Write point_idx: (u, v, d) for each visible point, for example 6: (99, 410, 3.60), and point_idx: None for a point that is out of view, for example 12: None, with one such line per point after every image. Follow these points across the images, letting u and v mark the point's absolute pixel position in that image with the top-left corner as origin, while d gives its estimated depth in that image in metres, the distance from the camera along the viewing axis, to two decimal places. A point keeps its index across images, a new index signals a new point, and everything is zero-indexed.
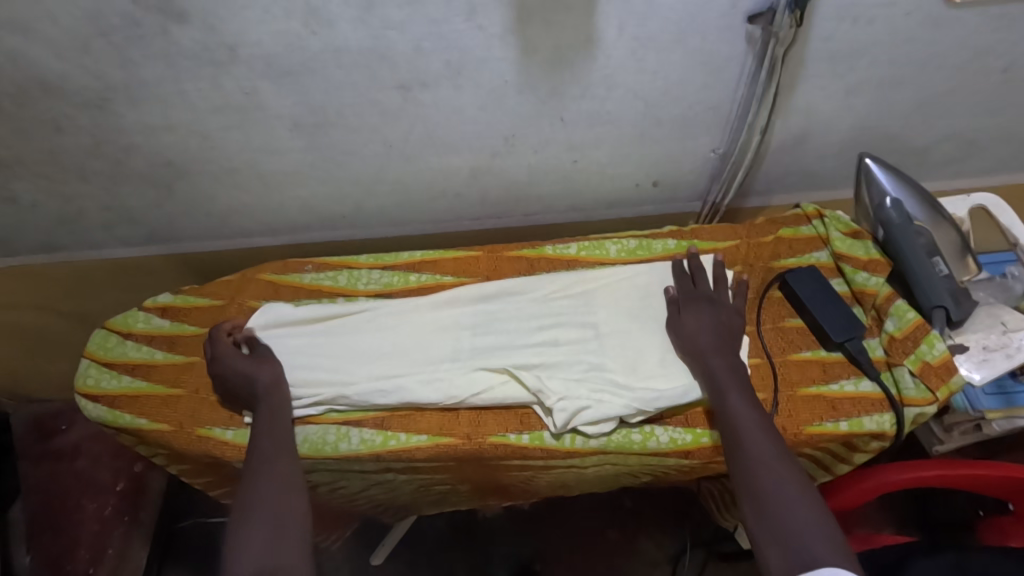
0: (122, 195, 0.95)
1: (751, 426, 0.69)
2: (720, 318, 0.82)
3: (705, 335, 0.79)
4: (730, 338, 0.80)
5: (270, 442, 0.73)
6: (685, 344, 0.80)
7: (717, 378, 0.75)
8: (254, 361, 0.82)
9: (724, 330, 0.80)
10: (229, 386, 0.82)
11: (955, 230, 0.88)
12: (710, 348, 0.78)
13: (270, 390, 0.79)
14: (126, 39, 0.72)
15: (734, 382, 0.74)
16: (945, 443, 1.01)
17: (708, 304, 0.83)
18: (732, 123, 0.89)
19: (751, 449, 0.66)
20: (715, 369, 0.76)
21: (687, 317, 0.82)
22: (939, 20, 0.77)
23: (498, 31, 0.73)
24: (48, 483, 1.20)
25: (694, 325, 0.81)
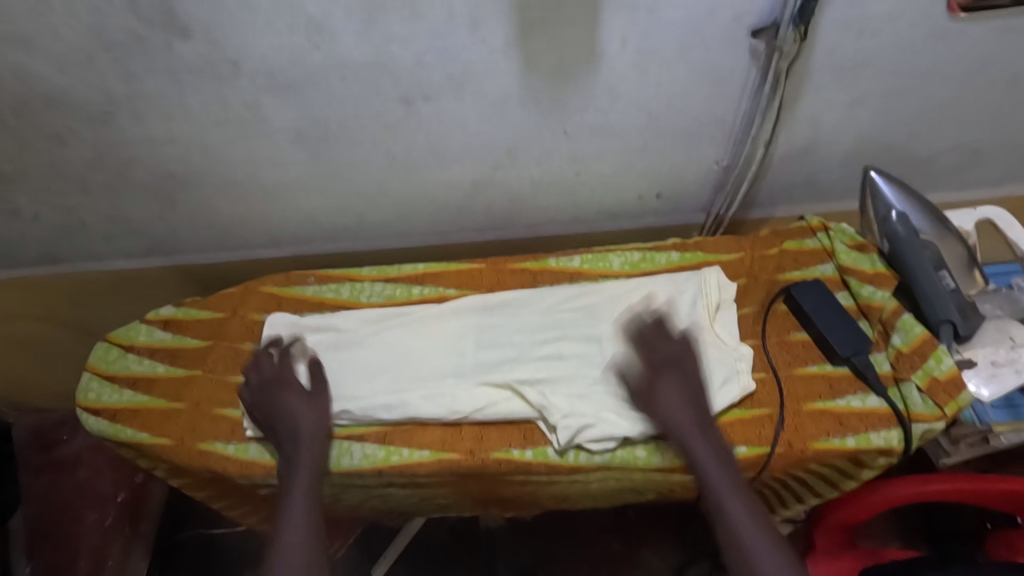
0: (125, 207, 0.95)
1: (754, 529, 0.66)
2: (692, 386, 0.75)
3: (684, 414, 0.73)
4: (704, 413, 0.74)
5: (303, 500, 0.72)
6: (665, 427, 0.74)
7: (706, 471, 0.70)
8: (309, 402, 0.80)
9: (698, 401, 0.74)
10: (274, 413, 0.78)
11: (961, 243, 0.88)
12: (693, 431, 0.72)
13: (309, 440, 0.77)
14: (129, 53, 0.72)
15: (725, 474, 0.70)
16: (952, 455, 0.99)
17: (674, 370, 0.76)
18: (736, 135, 0.89)
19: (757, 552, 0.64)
20: (703, 460, 0.71)
21: (659, 392, 0.74)
22: (944, 31, 0.77)
23: (501, 45, 0.73)
24: (49, 492, 1.19)
25: (670, 402, 0.74)
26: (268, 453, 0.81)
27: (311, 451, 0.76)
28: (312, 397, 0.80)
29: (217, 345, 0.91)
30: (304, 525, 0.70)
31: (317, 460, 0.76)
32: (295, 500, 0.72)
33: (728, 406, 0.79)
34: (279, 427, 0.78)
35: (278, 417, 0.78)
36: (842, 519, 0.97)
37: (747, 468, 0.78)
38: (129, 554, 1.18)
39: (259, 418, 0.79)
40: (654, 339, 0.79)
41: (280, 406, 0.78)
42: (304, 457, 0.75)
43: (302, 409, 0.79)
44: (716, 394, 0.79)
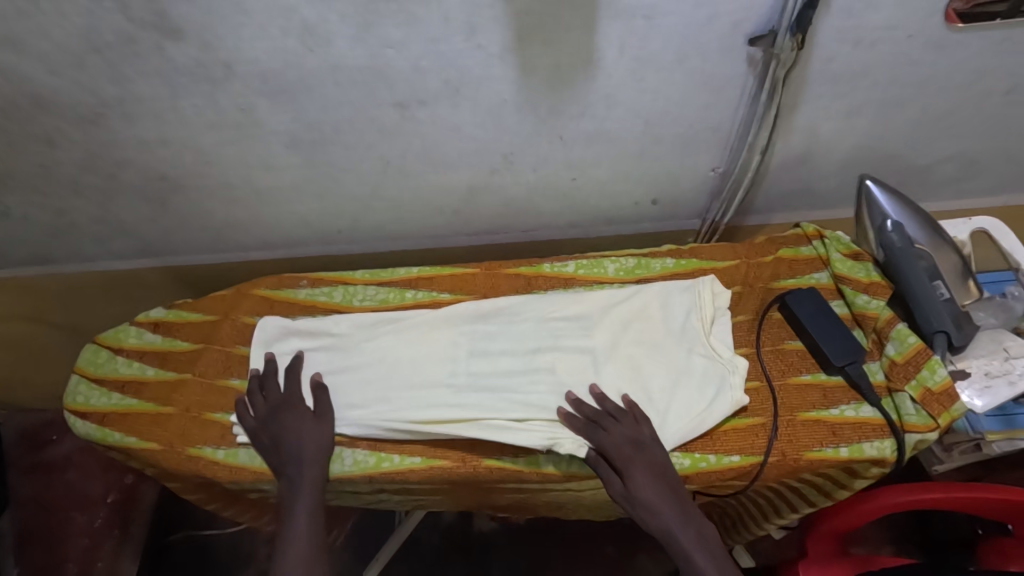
0: (116, 209, 0.94)
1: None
2: (659, 469, 0.74)
3: (661, 503, 0.71)
4: (681, 496, 0.73)
5: (307, 523, 0.72)
6: (644, 514, 0.71)
7: (694, 557, 0.68)
8: (314, 425, 0.79)
9: (671, 484, 0.73)
10: (279, 436, 0.78)
11: (956, 254, 0.87)
12: (673, 517, 0.71)
13: (313, 462, 0.77)
14: (120, 55, 0.71)
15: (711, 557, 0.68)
16: (945, 463, 1.00)
17: (637, 456, 0.74)
18: (732, 143, 0.89)
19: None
20: (688, 546, 0.69)
21: (631, 482, 0.72)
22: (942, 42, 0.77)
23: (497, 51, 0.72)
24: (38, 494, 1.18)
25: (644, 493, 0.71)
26: (258, 459, 0.81)
27: (314, 473, 0.76)
28: (316, 419, 0.80)
29: (208, 349, 0.90)
30: (306, 550, 0.71)
31: (319, 481, 0.76)
32: (298, 522, 0.72)
33: (722, 417, 0.79)
34: (282, 451, 0.77)
35: (282, 440, 0.78)
36: (836, 526, 0.97)
37: (739, 477, 0.77)
38: (120, 556, 1.15)
39: (262, 444, 0.79)
40: (607, 423, 0.76)
41: (286, 428, 0.79)
42: (305, 479, 0.75)
43: (306, 431, 0.79)
44: (710, 406, 0.79)
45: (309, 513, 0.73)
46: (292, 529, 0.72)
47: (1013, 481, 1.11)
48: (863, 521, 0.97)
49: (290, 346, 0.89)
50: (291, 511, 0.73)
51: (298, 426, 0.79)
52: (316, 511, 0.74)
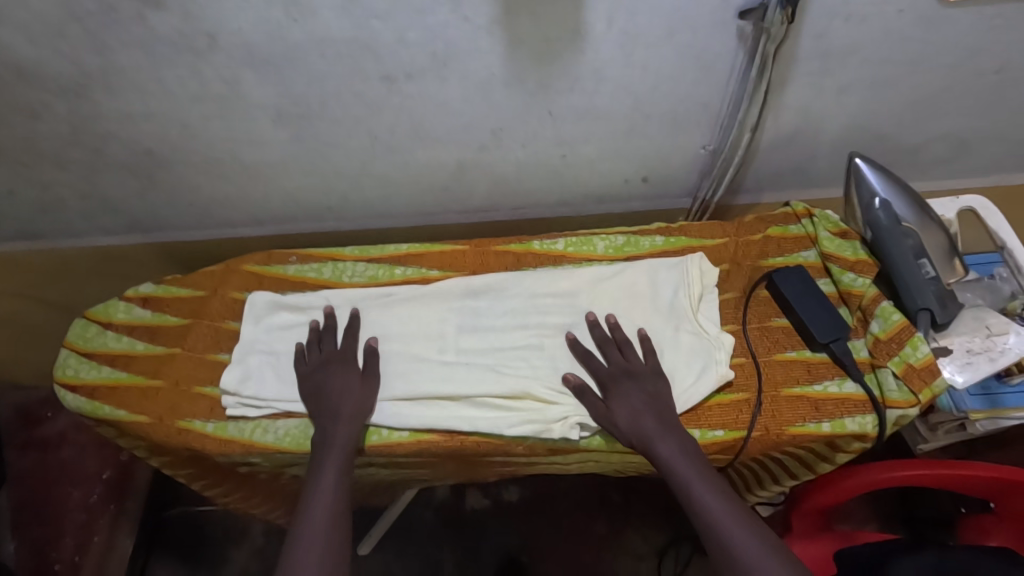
0: (103, 184, 0.93)
1: (722, 520, 0.66)
2: (648, 391, 0.77)
3: (642, 418, 0.74)
4: (668, 419, 0.75)
5: (336, 475, 0.73)
6: (629, 431, 0.74)
7: (672, 466, 0.71)
8: (361, 381, 0.81)
9: (657, 405, 0.76)
10: (326, 389, 0.79)
11: (944, 233, 0.87)
12: (654, 432, 0.73)
13: (350, 417, 0.77)
14: (100, 24, 0.70)
15: (690, 465, 0.71)
16: (929, 442, 1.02)
17: (630, 380, 0.77)
18: (723, 120, 0.88)
19: (727, 533, 0.65)
20: (666, 457, 0.71)
21: (618, 400, 0.76)
22: (933, 19, 0.76)
23: (484, 23, 0.71)
24: (33, 471, 1.18)
25: (627, 410, 0.75)
26: (247, 432, 0.81)
27: (347, 427, 0.77)
28: (363, 376, 0.81)
29: (197, 324, 0.91)
30: (331, 503, 0.71)
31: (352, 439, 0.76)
32: (327, 474, 0.73)
33: (706, 394, 0.79)
34: (326, 403, 0.78)
35: (329, 392, 0.79)
36: (819, 503, 0.99)
37: (723, 451, 0.78)
38: (116, 530, 1.16)
39: (305, 395, 0.80)
40: (607, 351, 0.81)
41: (331, 382, 0.80)
42: (338, 433, 0.76)
43: (351, 389, 0.80)
44: (696, 382, 0.80)
45: (337, 466, 0.73)
46: (320, 483, 0.72)
47: (994, 459, 1.13)
48: (845, 498, 0.98)
49: (279, 321, 0.89)
50: (320, 465, 0.73)
51: (343, 382, 0.80)
52: (343, 465, 0.74)
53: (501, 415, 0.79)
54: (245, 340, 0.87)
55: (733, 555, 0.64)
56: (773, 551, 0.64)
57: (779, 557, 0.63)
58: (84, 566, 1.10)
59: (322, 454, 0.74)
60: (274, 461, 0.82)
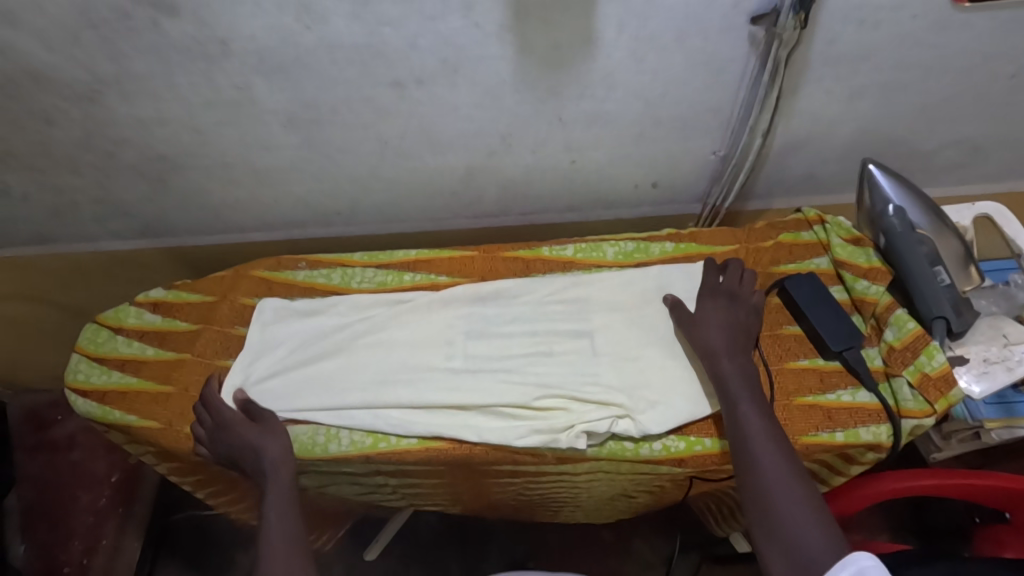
0: (115, 188, 0.94)
1: (758, 437, 0.68)
2: (737, 316, 0.80)
3: (717, 333, 0.77)
4: (741, 340, 0.77)
5: (285, 484, 0.72)
6: (698, 341, 0.78)
7: (728, 385, 0.73)
8: (265, 429, 0.76)
9: (738, 330, 0.78)
10: (243, 451, 0.75)
11: (957, 239, 0.86)
12: (722, 349, 0.76)
13: (279, 463, 0.73)
14: (115, 31, 0.70)
15: (746, 388, 0.72)
16: (944, 451, 1.00)
17: (729, 301, 0.81)
18: (734, 126, 0.88)
19: (759, 452, 0.67)
20: (725, 373, 0.74)
21: (706, 308, 0.80)
22: (949, 23, 0.75)
23: (495, 29, 0.71)
24: (44, 474, 1.18)
25: (708, 325, 0.78)
26: None
27: (282, 475, 0.73)
28: (261, 426, 0.77)
29: (207, 329, 0.91)
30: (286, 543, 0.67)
31: (285, 445, 0.75)
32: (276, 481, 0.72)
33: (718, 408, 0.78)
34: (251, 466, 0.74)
35: (245, 454, 0.75)
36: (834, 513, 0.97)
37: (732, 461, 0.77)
38: (125, 532, 1.17)
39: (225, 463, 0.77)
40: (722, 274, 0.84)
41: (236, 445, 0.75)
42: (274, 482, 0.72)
43: (259, 441, 0.75)
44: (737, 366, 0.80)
45: (283, 477, 0.73)
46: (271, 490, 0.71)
47: (1009, 469, 1.11)
48: (859, 508, 0.97)
49: (283, 328, 0.89)
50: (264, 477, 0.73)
51: (249, 439, 0.75)
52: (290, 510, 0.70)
53: (509, 423, 0.78)
54: (257, 340, 0.88)
55: (759, 477, 0.65)
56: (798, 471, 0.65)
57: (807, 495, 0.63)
58: (93, 568, 1.10)
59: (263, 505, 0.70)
60: None
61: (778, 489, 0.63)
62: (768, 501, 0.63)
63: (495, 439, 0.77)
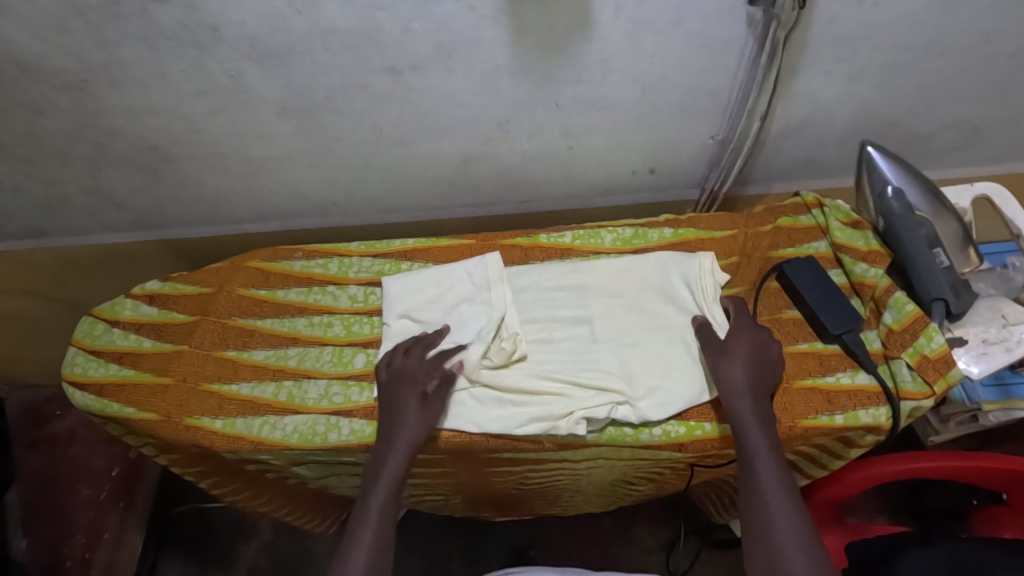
0: (108, 180, 0.93)
1: (771, 489, 0.67)
2: (767, 355, 0.76)
3: (740, 369, 0.74)
4: (763, 379, 0.74)
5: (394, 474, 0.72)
6: (718, 379, 0.74)
7: (746, 431, 0.70)
8: (423, 413, 0.75)
9: (763, 369, 0.74)
10: (386, 411, 0.77)
11: (957, 221, 0.85)
12: (744, 388, 0.72)
13: (397, 449, 0.73)
14: (104, 18, 0.69)
15: (765, 436, 0.70)
16: (942, 433, 1.02)
17: (763, 337, 0.77)
18: (732, 110, 0.87)
19: (774, 512, 0.66)
20: (744, 418, 0.71)
21: (735, 339, 0.76)
22: (948, 3, 0.75)
23: (490, 12, 0.70)
24: (42, 470, 1.17)
25: (735, 357, 0.75)
26: (255, 428, 0.81)
27: (396, 464, 0.73)
28: (423, 401, 0.76)
29: (204, 321, 0.90)
30: (372, 549, 0.68)
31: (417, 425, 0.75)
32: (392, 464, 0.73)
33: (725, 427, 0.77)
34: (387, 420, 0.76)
35: (388, 412, 0.76)
36: (831, 495, 0.98)
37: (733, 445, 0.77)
38: (126, 525, 1.16)
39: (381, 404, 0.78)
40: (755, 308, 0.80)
41: (398, 396, 0.77)
42: (388, 469, 0.72)
43: (411, 409, 0.75)
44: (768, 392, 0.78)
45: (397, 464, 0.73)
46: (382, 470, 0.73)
47: (1006, 450, 1.12)
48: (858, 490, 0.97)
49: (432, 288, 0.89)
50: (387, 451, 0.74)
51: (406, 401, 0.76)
52: (389, 508, 0.71)
53: (506, 412, 0.78)
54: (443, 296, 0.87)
55: (769, 536, 0.65)
56: (811, 534, 0.64)
57: (812, 551, 0.63)
58: (94, 563, 1.09)
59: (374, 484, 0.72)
60: (282, 458, 0.82)
61: (788, 548, 0.63)
62: (776, 553, 0.63)
63: (495, 429, 0.77)
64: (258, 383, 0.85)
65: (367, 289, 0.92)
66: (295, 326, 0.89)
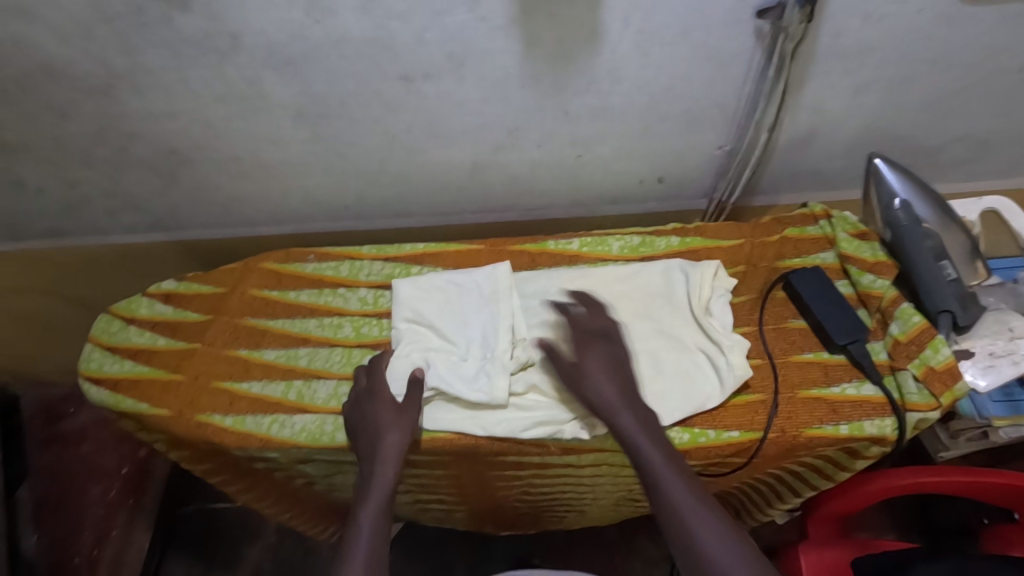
0: (128, 182, 0.96)
1: (683, 501, 0.65)
2: (621, 362, 0.76)
3: (608, 385, 0.73)
4: (628, 388, 0.74)
5: (381, 493, 0.71)
6: (589, 400, 0.73)
7: (637, 443, 0.69)
8: (407, 426, 0.76)
9: (625, 377, 0.75)
10: (363, 430, 0.76)
11: (965, 234, 0.87)
12: (619, 403, 0.72)
13: (385, 461, 0.73)
14: (129, 25, 0.72)
15: (653, 445, 0.69)
16: (952, 449, 1.01)
17: (597, 348, 0.77)
18: (739, 121, 0.88)
19: (695, 524, 0.64)
20: (629, 431, 0.70)
21: (585, 359, 0.76)
22: (954, 18, 0.76)
23: (501, 23, 0.72)
24: (54, 465, 1.19)
25: (598, 373, 0.74)
26: (265, 426, 0.82)
27: (387, 475, 0.72)
28: (398, 411, 0.76)
29: (216, 321, 0.92)
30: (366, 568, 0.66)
31: (404, 444, 0.75)
32: (378, 486, 0.72)
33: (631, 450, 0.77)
34: (366, 439, 0.75)
35: (367, 429, 0.75)
36: (836, 509, 0.98)
37: (738, 453, 0.78)
38: (133, 525, 1.18)
39: (354, 427, 0.77)
40: (578, 312, 0.81)
41: (372, 415, 0.76)
42: (378, 481, 0.72)
43: (393, 428, 0.75)
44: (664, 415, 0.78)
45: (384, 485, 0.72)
46: (371, 489, 0.72)
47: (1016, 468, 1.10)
48: (866, 504, 0.96)
49: (442, 293, 0.89)
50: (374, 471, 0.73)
51: (384, 418, 0.76)
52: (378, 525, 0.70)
53: (512, 415, 0.79)
54: (454, 304, 0.88)
55: (698, 547, 0.63)
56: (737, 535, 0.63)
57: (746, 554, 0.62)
58: (101, 559, 1.11)
59: (361, 503, 0.71)
60: (290, 456, 0.83)
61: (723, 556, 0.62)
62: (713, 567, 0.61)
63: (500, 432, 0.78)
64: (268, 382, 0.86)
65: (377, 292, 0.94)
66: (306, 327, 0.91)
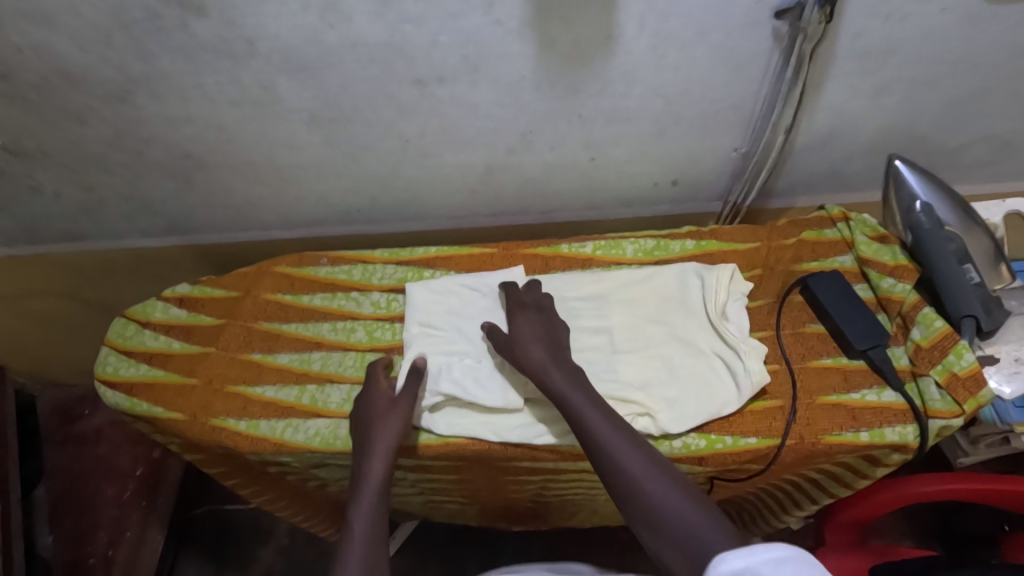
0: (144, 186, 0.96)
1: (610, 437, 0.67)
2: (549, 329, 0.81)
3: (536, 348, 0.77)
4: (556, 349, 0.78)
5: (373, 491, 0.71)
6: (520, 363, 0.77)
7: (568, 395, 0.71)
8: (399, 420, 0.75)
9: (554, 341, 0.79)
10: (359, 435, 0.75)
11: (988, 237, 0.85)
12: (547, 362, 0.75)
13: (375, 456, 0.72)
14: (146, 32, 0.72)
15: (583, 394, 0.71)
16: (972, 455, 0.99)
17: (539, 318, 0.82)
18: (755, 123, 0.87)
19: (623, 455, 0.65)
20: (558, 385, 0.73)
21: (516, 328, 0.80)
22: (979, 17, 0.74)
23: (515, 26, 0.72)
24: (70, 467, 1.20)
25: (529, 335, 0.79)
26: (278, 430, 0.82)
27: (378, 471, 0.72)
28: (392, 403, 0.76)
29: (230, 324, 0.92)
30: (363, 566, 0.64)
31: (391, 442, 0.73)
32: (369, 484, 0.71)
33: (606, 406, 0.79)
34: (360, 441, 0.75)
35: (363, 431, 0.75)
36: (853, 515, 0.96)
37: (755, 460, 0.77)
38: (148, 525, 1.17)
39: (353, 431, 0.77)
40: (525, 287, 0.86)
41: (365, 414, 0.76)
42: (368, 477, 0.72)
43: (383, 423, 0.74)
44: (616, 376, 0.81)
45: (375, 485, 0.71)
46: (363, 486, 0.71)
47: None
48: (884, 511, 0.95)
49: (455, 296, 0.89)
50: (363, 465, 0.72)
51: (379, 413, 0.76)
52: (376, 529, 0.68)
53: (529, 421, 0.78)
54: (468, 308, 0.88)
55: (628, 477, 0.64)
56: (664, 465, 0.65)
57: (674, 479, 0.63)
58: (115, 560, 1.10)
59: (356, 497, 0.70)
60: (304, 460, 0.83)
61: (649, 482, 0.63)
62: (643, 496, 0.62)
63: (514, 438, 0.77)
64: (281, 386, 0.86)
65: (390, 296, 0.93)
66: (319, 331, 0.91)
